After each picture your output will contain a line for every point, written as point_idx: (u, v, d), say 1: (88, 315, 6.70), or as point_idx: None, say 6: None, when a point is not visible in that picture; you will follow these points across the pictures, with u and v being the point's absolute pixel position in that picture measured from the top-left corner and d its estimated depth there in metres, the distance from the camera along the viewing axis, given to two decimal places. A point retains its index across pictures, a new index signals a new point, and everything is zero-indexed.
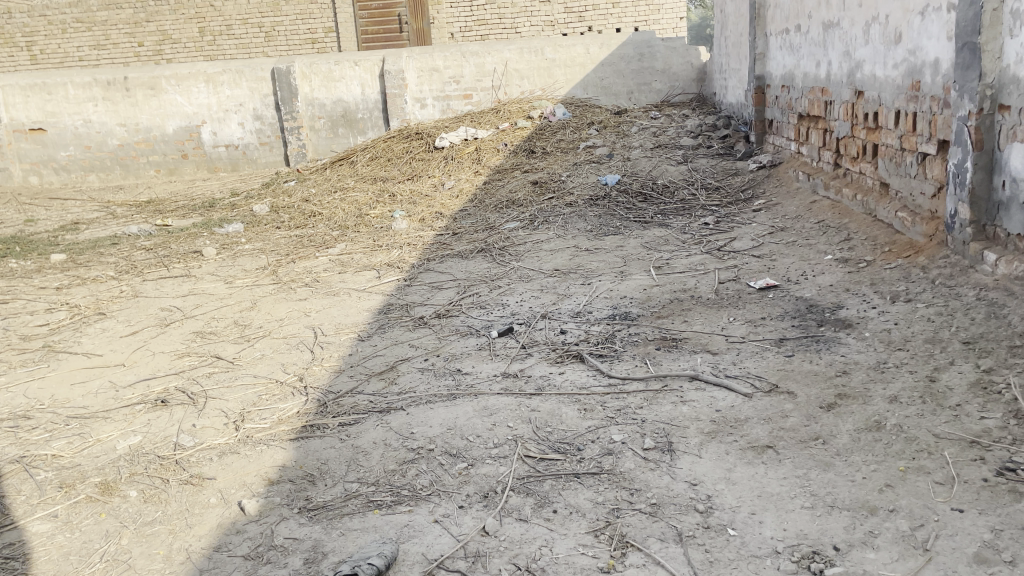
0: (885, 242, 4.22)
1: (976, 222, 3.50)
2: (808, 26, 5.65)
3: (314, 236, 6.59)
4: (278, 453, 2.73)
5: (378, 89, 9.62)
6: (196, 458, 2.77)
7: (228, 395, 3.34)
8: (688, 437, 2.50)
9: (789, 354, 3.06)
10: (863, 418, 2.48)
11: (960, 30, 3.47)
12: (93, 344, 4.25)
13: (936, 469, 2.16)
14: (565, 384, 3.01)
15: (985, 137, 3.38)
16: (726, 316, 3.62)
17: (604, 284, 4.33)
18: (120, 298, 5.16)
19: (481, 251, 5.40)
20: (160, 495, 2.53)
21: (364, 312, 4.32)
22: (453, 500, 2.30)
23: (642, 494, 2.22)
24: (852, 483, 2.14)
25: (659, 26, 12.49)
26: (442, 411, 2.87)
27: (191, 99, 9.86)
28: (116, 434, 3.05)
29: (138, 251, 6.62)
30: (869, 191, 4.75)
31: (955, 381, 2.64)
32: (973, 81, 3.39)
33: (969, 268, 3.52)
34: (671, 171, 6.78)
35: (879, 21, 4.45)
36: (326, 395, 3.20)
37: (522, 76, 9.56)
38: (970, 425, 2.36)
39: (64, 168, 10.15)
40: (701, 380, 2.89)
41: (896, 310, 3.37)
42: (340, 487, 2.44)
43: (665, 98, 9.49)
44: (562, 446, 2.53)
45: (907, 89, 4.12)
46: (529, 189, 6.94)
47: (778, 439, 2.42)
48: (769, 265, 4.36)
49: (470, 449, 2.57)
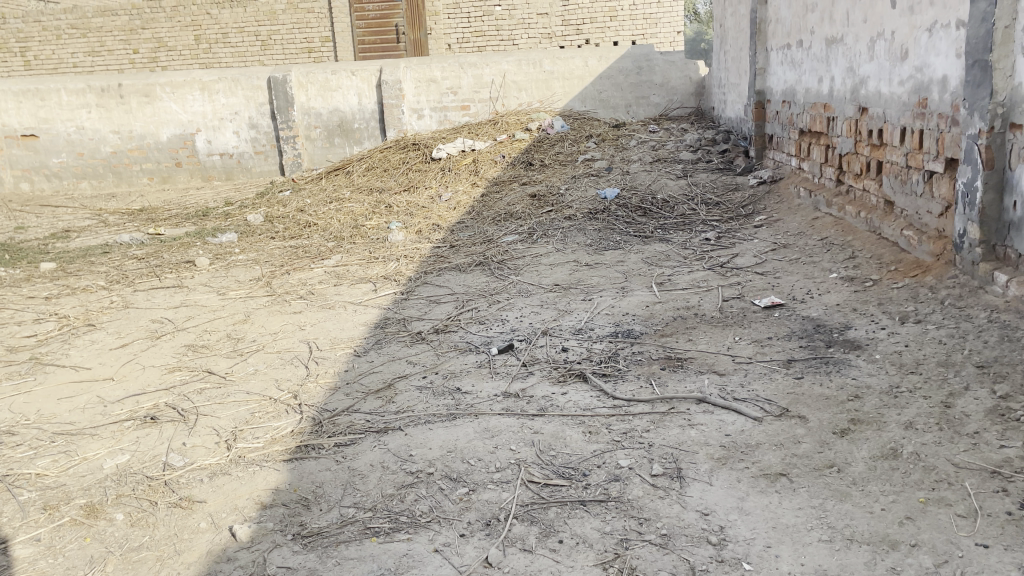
0: (891, 261, 4.15)
1: (986, 242, 3.44)
2: (810, 42, 5.60)
3: (309, 247, 6.50)
4: (272, 474, 2.63)
5: (375, 99, 9.55)
6: (185, 479, 2.67)
7: (220, 412, 3.24)
8: (698, 463, 2.41)
9: (798, 377, 2.99)
10: (879, 445, 2.40)
11: (971, 47, 3.41)
12: (81, 357, 4.14)
13: (957, 501, 2.08)
14: (569, 405, 2.93)
15: (996, 156, 3.32)
16: (732, 335, 3.54)
17: (605, 301, 4.24)
18: (110, 309, 5.05)
19: (479, 265, 5.31)
20: (148, 518, 2.43)
21: (360, 327, 4.23)
22: (454, 528, 2.21)
23: (651, 524, 2.14)
24: (871, 515, 2.06)
25: (657, 39, 12.44)
26: (442, 432, 2.78)
27: (186, 107, 9.77)
28: (104, 452, 2.95)
29: (129, 260, 6.52)
30: (873, 209, 4.68)
31: (971, 407, 2.56)
32: (984, 99, 3.33)
33: (979, 289, 3.45)
34: (671, 186, 6.72)
35: (885, 37, 4.39)
36: (322, 413, 3.10)
37: (521, 88, 9.52)
38: (990, 454, 2.28)
39: (55, 175, 10.04)
40: (709, 404, 2.81)
41: (907, 332, 3.29)
42: (336, 513, 2.34)
43: (663, 111, 9.43)
44: (567, 471, 2.44)
45: (914, 106, 4.06)
46: (527, 202, 6.87)
47: (791, 467, 2.33)
48: (773, 282, 4.29)
49: (471, 473, 2.48)
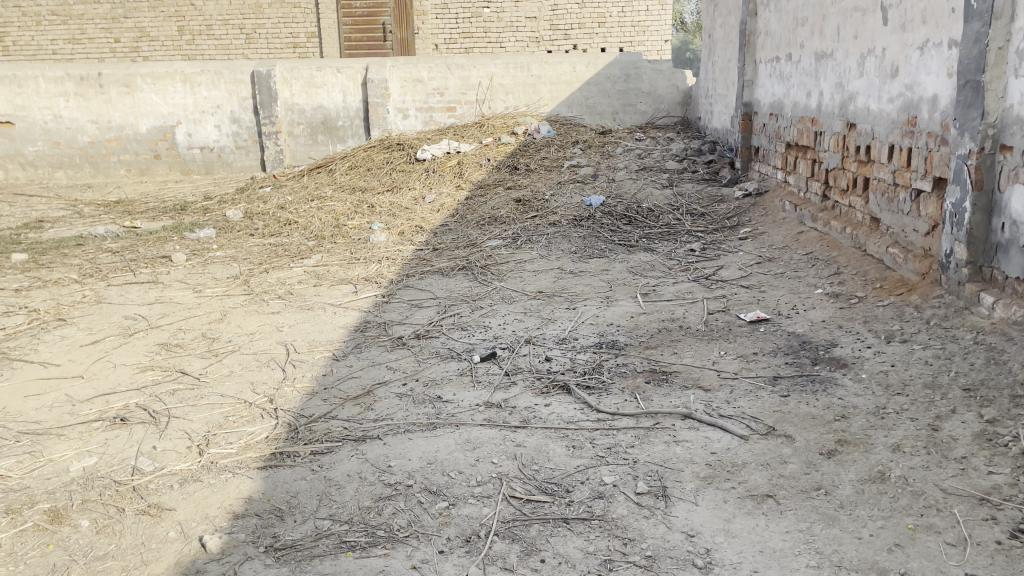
0: (877, 279, 4.14)
1: (973, 263, 3.42)
2: (799, 55, 5.60)
3: (289, 245, 6.41)
4: (245, 482, 2.55)
5: (360, 97, 9.45)
6: (155, 485, 2.58)
7: (193, 415, 3.15)
8: (683, 482, 2.36)
9: (785, 395, 2.94)
10: (867, 467, 2.37)
11: (963, 67, 3.39)
12: (51, 353, 4.03)
13: (946, 528, 2.05)
14: (552, 418, 2.87)
15: (985, 177, 3.30)
16: (717, 349, 3.50)
17: (589, 310, 4.20)
18: (82, 304, 4.94)
19: (462, 269, 5.25)
20: (114, 526, 2.34)
21: (340, 329, 4.16)
22: (433, 544, 2.14)
23: (636, 544, 2.08)
24: (860, 541, 2.02)
25: (644, 47, 12.43)
26: (422, 443, 2.70)
27: (167, 98, 9.62)
28: (70, 454, 2.85)
29: (104, 253, 6.38)
30: (858, 225, 4.67)
31: (959, 431, 2.54)
32: (974, 119, 3.30)
33: (964, 310, 3.43)
34: (657, 195, 6.69)
35: (875, 54, 4.39)
36: (298, 419, 3.02)
37: (508, 91, 9.46)
38: (979, 480, 2.25)
39: (30, 164, 9.86)
40: (695, 420, 2.76)
41: (893, 351, 3.27)
42: (311, 525, 2.27)
43: (650, 119, 9.42)
44: (550, 487, 2.38)
45: (903, 123, 4.05)
46: (512, 206, 6.81)
47: (778, 488, 2.29)
48: (758, 296, 4.27)
49: (452, 486, 2.41)
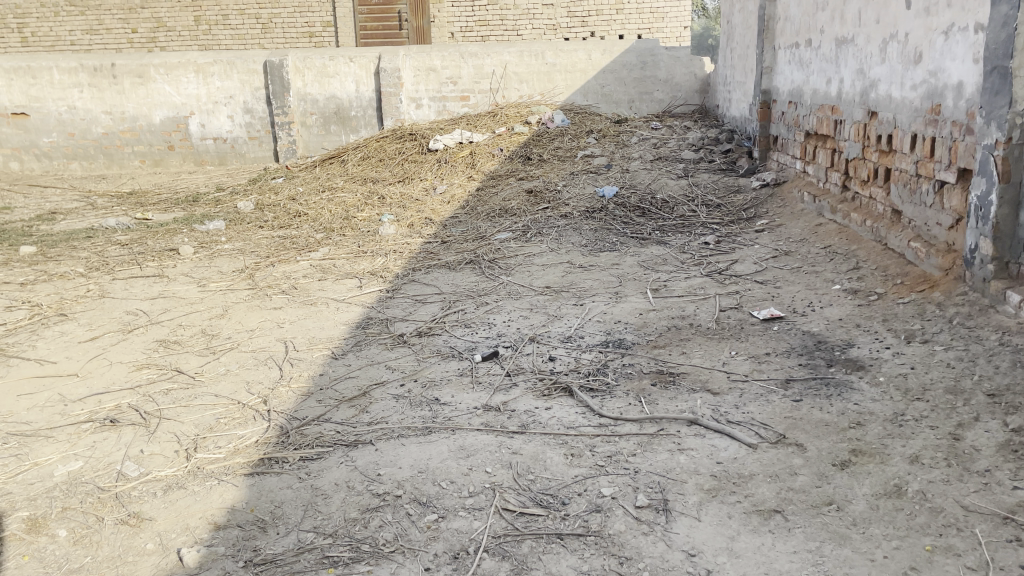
0: (898, 275, 3.96)
1: (998, 258, 3.24)
2: (819, 41, 5.41)
3: (297, 238, 6.31)
4: (229, 491, 2.45)
5: (373, 86, 9.34)
6: (138, 492, 2.49)
7: (184, 417, 3.06)
8: (685, 495, 2.24)
9: (797, 400, 2.80)
10: (882, 481, 2.23)
11: (990, 52, 3.20)
12: (48, 350, 3.97)
13: (967, 550, 1.90)
14: (552, 423, 2.75)
15: (1012, 169, 3.12)
16: (728, 350, 3.36)
17: (597, 307, 4.06)
18: (85, 298, 4.88)
19: (470, 264, 5.12)
20: (91, 537, 2.25)
21: (341, 326, 4.05)
22: (419, 560, 2.03)
23: (632, 564, 1.96)
24: (873, 564, 1.88)
25: (663, 33, 12.23)
26: (414, 450, 2.60)
27: (180, 89, 9.56)
28: (56, 458, 2.77)
29: (112, 246, 6.33)
30: (879, 217, 4.49)
31: (982, 441, 2.38)
32: (1001, 108, 3.12)
33: (989, 308, 3.26)
34: (672, 186, 6.53)
35: (898, 39, 4.19)
36: (290, 422, 2.93)
37: (522, 80, 9.31)
38: (1002, 497, 2.10)
39: (45, 155, 9.86)
40: (701, 426, 2.63)
41: (913, 353, 3.11)
42: (293, 538, 2.17)
43: (667, 107, 9.23)
44: (545, 499, 2.27)
45: (926, 112, 3.87)
46: (524, 198, 6.67)
47: (787, 503, 2.16)
48: (774, 292, 4.11)
49: (442, 497, 2.30)
